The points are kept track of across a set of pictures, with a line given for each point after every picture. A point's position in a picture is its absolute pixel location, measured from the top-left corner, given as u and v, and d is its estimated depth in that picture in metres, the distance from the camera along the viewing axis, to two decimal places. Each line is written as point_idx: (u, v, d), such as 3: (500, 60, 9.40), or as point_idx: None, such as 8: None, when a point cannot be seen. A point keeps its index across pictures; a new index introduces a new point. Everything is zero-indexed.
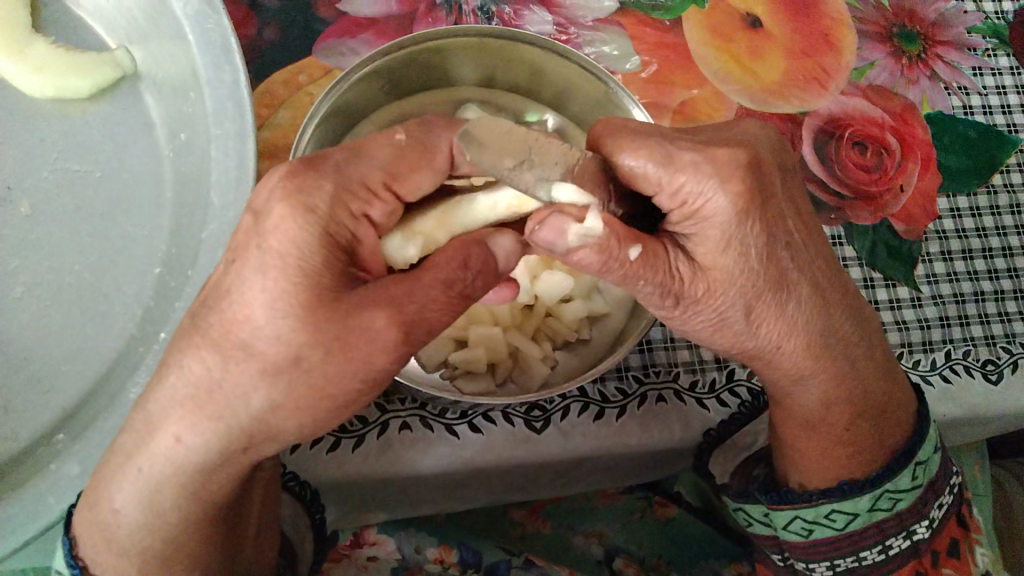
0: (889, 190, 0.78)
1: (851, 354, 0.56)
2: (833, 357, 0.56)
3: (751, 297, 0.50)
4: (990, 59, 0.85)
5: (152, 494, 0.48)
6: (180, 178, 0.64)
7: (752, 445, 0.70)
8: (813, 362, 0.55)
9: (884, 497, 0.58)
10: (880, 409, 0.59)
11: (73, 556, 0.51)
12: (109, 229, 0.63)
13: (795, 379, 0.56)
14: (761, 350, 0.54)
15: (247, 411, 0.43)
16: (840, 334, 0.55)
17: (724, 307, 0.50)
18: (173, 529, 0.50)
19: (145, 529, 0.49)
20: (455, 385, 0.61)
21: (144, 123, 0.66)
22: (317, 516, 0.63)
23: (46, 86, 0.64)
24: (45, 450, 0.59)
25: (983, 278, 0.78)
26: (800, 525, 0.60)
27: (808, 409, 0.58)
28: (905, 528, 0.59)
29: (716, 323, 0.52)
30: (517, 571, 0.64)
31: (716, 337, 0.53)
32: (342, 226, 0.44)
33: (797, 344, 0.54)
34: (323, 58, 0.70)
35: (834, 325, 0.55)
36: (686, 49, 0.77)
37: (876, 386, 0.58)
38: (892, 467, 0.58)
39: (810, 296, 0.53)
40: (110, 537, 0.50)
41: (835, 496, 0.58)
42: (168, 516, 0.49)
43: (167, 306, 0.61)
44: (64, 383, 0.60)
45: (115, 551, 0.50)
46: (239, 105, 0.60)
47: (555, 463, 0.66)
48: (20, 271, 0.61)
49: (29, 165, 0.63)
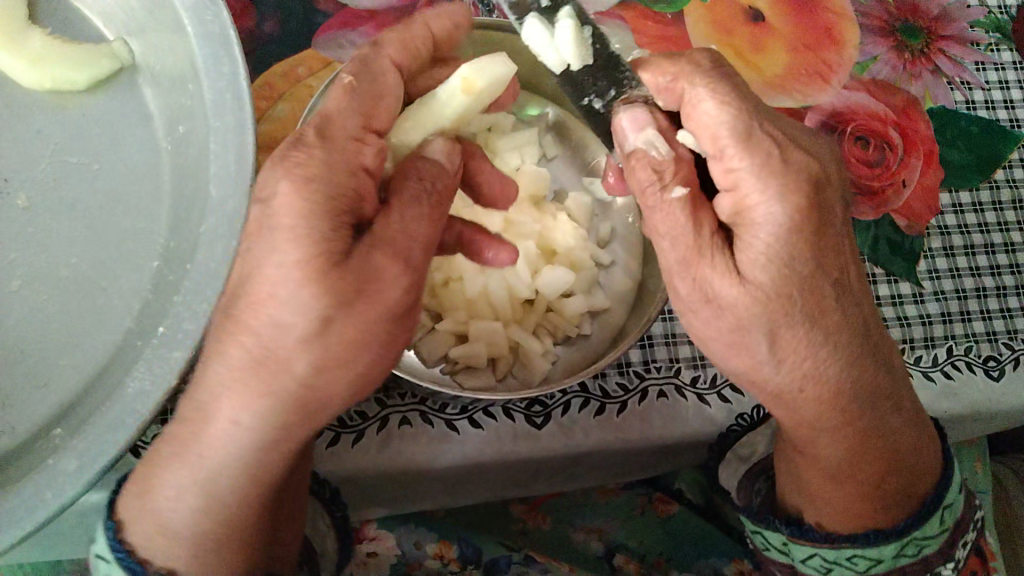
0: (891, 185, 0.77)
1: (880, 408, 0.56)
2: (863, 410, 0.55)
3: (777, 325, 0.49)
4: (993, 53, 0.84)
5: (211, 477, 0.47)
6: (178, 171, 0.64)
7: (750, 457, 0.67)
8: (842, 414, 0.55)
9: (911, 543, 0.57)
10: (911, 459, 0.58)
11: (118, 541, 0.48)
12: (108, 222, 0.63)
13: (824, 430, 0.56)
14: (784, 390, 0.53)
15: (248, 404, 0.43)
16: (870, 388, 0.55)
17: (746, 323, 0.49)
18: (228, 510, 0.48)
19: (199, 514, 0.48)
20: (456, 380, 0.61)
21: (142, 116, 0.65)
22: (338, 513, 0.61)
23: (43, 78, 0.63)
24: (42, 443, 0.58)
25: (985, 273, 0.77)
26: (819, 562, 0.60)
27: (835, 461, 0.58)
28: (932, 570, 0.59)
29: (733, 337, 0.51)
30: (517, 568, 0.65)
31: (732, 357, 0.52)
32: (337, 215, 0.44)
33: (826, 394, 0.53)
34: (323, 51, 0.69)
35: (865, 377, 0.54)
36: (689, 43, 0.77)
37: (907, 438, 0.58)
38: (922, 515, 0.57)
39: (845, 348, 0.52)
40: (164, 522, 0.48)
41: (859, 541, 0.58)
42: (225, 498, 0.48)
43: (166, 299, 0.60)
44: (62, 376, 0.59)
45: (166, 535, 0.48)
46: (238, 97, 0.59)
47: (557, 461, 0.66)
48: (17, 263, 0.61)
49: (27, 156, 0.63)
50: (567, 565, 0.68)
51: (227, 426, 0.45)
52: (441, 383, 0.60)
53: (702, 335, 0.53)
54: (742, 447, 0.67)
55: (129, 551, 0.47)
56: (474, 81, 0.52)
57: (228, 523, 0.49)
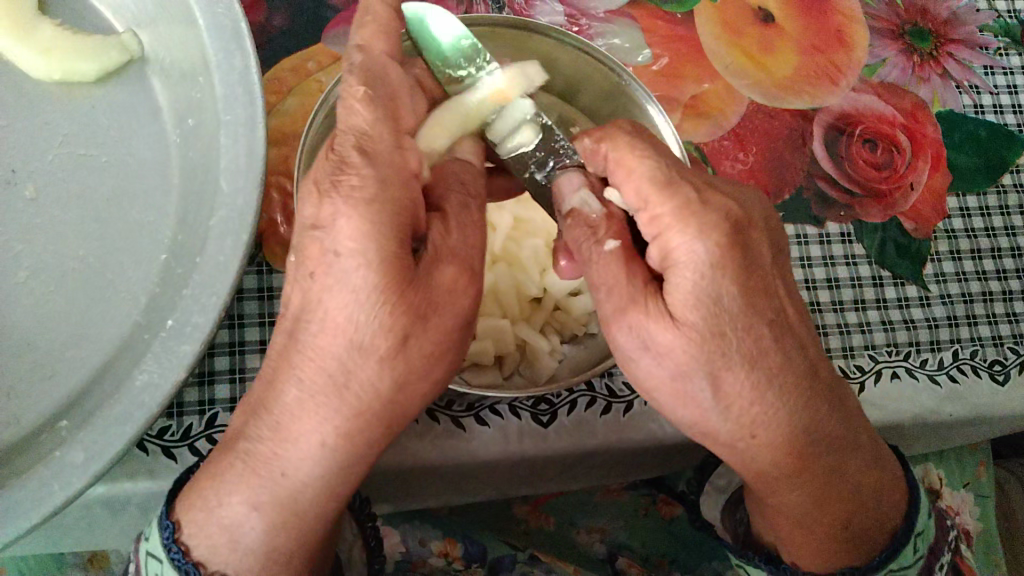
0: (898, 188, 0.77)
1: (833, 446, 0.52)
2: (819, 452, 0.52)
3: (716, 365, 0.47)
4: (1001, 58, 0.84)
5: (293, 494, 0.47)
6: (186, 164, 0.64)
7: (728, 487, 0.67)
8: (795, 459, 0.51)
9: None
10: (874, 492, 0.55)
11: (173, 539, 0.48)
12: (116, 214, 0.62)
13: (782, 477, 0.52)
14: (734, 439, 0.50)
15: None
16: (821, 428, 0.51)
17: (686, 367, 0.47)
18: (309, 526, 0.48)
19: (276, 526, 0.48)
20: (464, 376, 0.61)
21: (150, 108, 0.65)
22: (369, 525, 0.59)
23: (53, 69, 0.63)
24: (49, 436, 0.57)
25: (991, 278, 0.77)
26: None
27: (798, 508, 0.54)
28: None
29: (675, 389, 0.49)
30: (522, 565, 0.66)
31: (680, 407, 0.50)
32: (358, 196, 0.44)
33: (777, 440, 0.50)
34: (332, 46, 0.69)
35: (817, 419, 0.51)
36: (699, 43, 0.77)
37: (867, 472, 0.55)
38: (894, 549, 0.55)
39: (789, 389, 0.49)
40: (230, 532, 0.48)
41: None
42: (308, 515, 0.48)
43: (172, 292, 0.59)
44: (68, 368, 0.59)
45: (237, 550, 0.48)
46: (248, 90, 0.59)
47: (561, 460, 0.66)
48: (23, 255, 0.61)
49: (35, 147, 0.63)
50: (572, 566, 0.68)
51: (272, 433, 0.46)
52: (449, 380, 0.60)
53: (648, 388, 0.51)
54: (717, 478, 0.68)
55: (184, 552, 0.48)
56: (505, 90, 0.54)
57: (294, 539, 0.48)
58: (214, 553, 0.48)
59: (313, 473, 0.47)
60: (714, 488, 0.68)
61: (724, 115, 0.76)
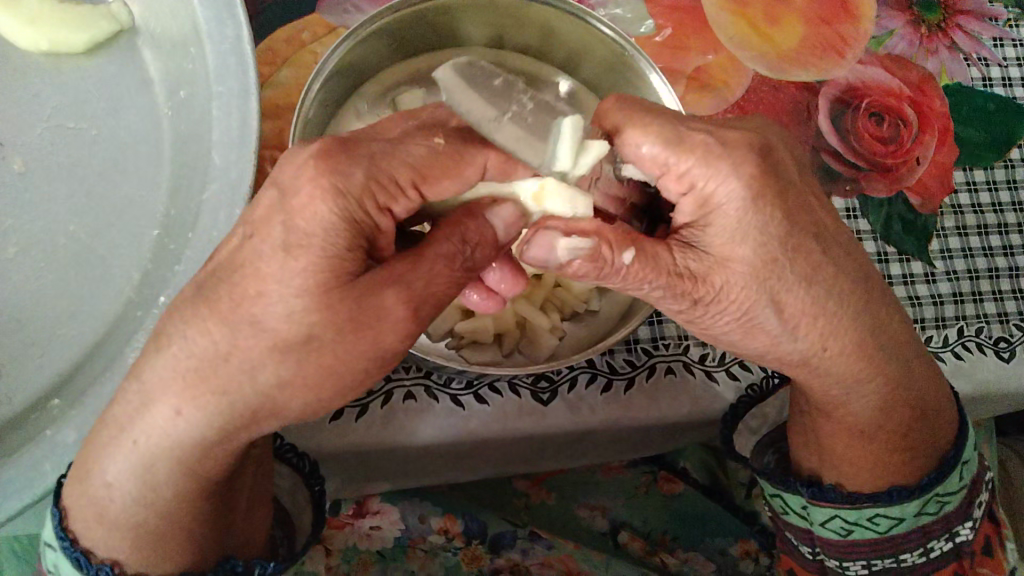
0: (905, 162, 0.76)
1: (900, 357, 0.55)
2: (886, 360, 0.55)
3: (776, 289, 0.48)
4: (1011, 29, 0.83)
5: (149, 469, 0.47)
6: (178, 138, 0.62)
7: (758, 429, 0.67)
8: (864, 366, 0.54)
9: (933, 500, 0.58)
10: (932, 411, 0.58)
11: (63, 529, 0.49)
12: (107, 189, 0.61)
13: (847, 387, 0.55)
14: (805, 355, 0.52)
15: (253, 388, 0.42)
16: (888, 336, 0.54)
17: (746, 303, 0.48)
18: (167, 505, 0.49)
19: (139, 505, 0.48)
20: (462, 354, 0.60)
21: (141, 80, 0.63)
22: (317, 488, 0.58)
23: (40, 39, 0.61)
24: (42, 415, 0.57)
25: (998, 253, 0.76)
26: (839, 525, 0.59)
27: (859, 416, 0.57)
28: (949, 530, 0.59)
29: (744, 324, 0.50)
30: (522, 543, 0.65)
31: (749, 340, 0.52)
32: (368, 216, 0.43)
33: (846, 347, 0.52)
34: (328, 15, 0.67)
35: (884, 326, 0.54)
36: (703, 13, 0.75)
37: (928, 390, 0.57)
38: (944, 471, 0.58)
39: (859, 295, 0.52)
40: (103, 513, 0.48)
41: (883, 500, 0.57)
42: (163, 491, 0.48)
43: (166, 269, 0.59)
44: (59, 346, 0.59)
45: (106, 527, 0.49)
46: (241, 62, 0.58)
47: (564, 436, 0.65)
48: (13, 231, 0.60)
49: (23, 121, 0.61)
50: (573, 542, 0.68)
51: (168, 408, 0.44)
52: (449, 359, 0.59)
53: (714, 333, 0.52)
54: (750, 419, 0.66)
55: (73, 540, 0.49)
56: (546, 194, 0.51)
57: (167, 518, 0.49)
58: (101, 526, 0.49)
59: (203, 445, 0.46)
60: (749, 428, 0.66)
61: (728, 88, 0.74)
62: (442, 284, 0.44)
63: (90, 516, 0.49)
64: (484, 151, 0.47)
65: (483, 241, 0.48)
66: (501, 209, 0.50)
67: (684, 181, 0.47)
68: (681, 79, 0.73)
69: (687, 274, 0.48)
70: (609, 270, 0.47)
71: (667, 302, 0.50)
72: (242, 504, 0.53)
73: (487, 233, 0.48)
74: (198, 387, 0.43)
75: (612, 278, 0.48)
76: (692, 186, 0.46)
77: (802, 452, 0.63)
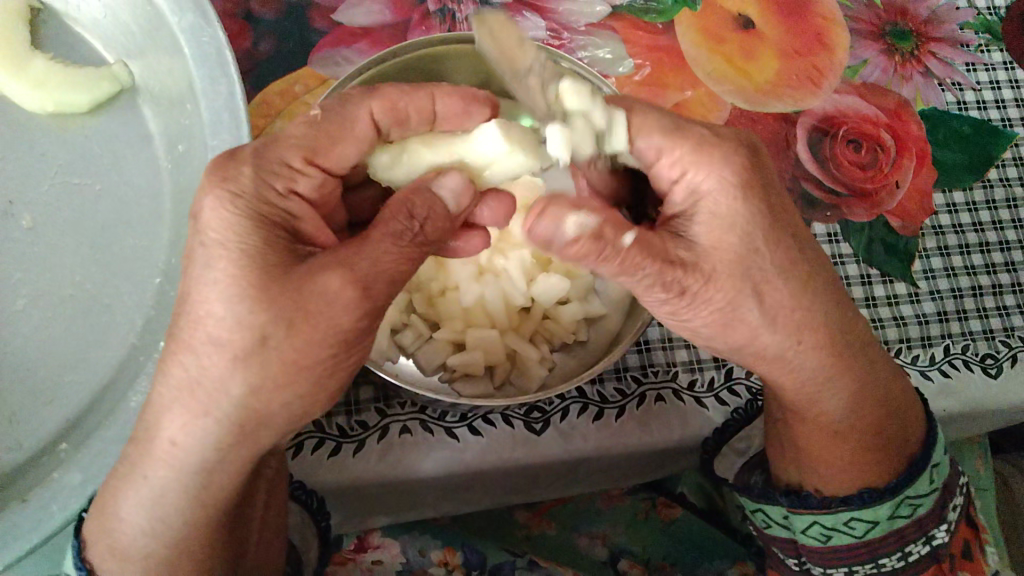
0: (884, 187, 0.78)
1: (866, 357, 0.58)
2: (853, 359, 0.57)
3: (757, 281, 0.51)
4: (983, 54, 0.85)
5: (157, 498, 0.49)
6: (178, 189, 0.65)
7: (746, 450, 0.69)
8: (832, 363, 0.57)
9: (904, 503, 0.59)
10: (901, 413, 0.60)
11: (81, 559, 0.51)
12: (111, 241, 0.64)
13: (818, 385, 0.57)
14: (782, 350, 0.54)
15: (230, 401, 0.44)
16: (854, 336, 0.57)
17: (732, 295, 0.51)
18: (180, 531, 0.50)
19: (150, 534, 0.50)
20: (455, 388, 0.61)
21: (142, 136, 0.67)
22: (323, 523, 0.63)
23: (45, 102, 0.65)
24: (48, 459, 0.59)
25: (981, 272, 0.78)
26: (818, 531, 0.61)
27: (832, 414, 0.59)
28: (926, 534, 0.61)
29: (722, 318, 0.53)
30: (522, 571, 0.67)
31: (729, 335, 0.54)
32: (279, 208, 0.47)
33: (811, 346, 0.55)
34: (319, 68, 0.71)
35: (849, 326, 0.57)
36: (679, 51, 0.78)
37: (895, 389, 0.60)
38: (913, 473, 0.59)
39: (824, 297, 0.55)
40: (115, 544, 0.50)
41: (855, 504, 0.59)
42: (172, 521, 0.49)
43: (166, 316, 0.62)
44: (67, 392, 0.61)
45: (120, 558, 0.50)
46: (234, 114, 0.61)
47: (558, 464, 0.66)
48: (22, 284, 0.62)
49: (30, 178, 0.64)
50: (569, 570, 0.69)
51: (172, 446, 0.46)
52: (440, 392, 0.61)
53: (692, 326, 0.54)
54: (737, 441, 0.69)
55: (90, 570, 0.50)
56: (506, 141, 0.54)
57: (178, 550, 0.51)
58: (112, 556, 0.50)
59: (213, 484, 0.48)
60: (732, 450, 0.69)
61: (707, 122, 0.77)
62: (390, 261, 0.46)
63: (100, 558, 0.50)
64: (367, 102, 0.51)
65: (433, 215, 0.49)
66: (447, 179, 0.52)
67: (675, 170, 0.52)
68: None
69: (678, 262, 0.50)
70: (612, 250, 0.48)
71: (653, 291, 0.51)
72: (254, 534, 0.57)
73: (437, 207, 0.50)
74: (207, 430, 0.45)
75: (612, 263, 0.49)
76: (682, 175, 0.52)
77: (782, 461, 0.64)
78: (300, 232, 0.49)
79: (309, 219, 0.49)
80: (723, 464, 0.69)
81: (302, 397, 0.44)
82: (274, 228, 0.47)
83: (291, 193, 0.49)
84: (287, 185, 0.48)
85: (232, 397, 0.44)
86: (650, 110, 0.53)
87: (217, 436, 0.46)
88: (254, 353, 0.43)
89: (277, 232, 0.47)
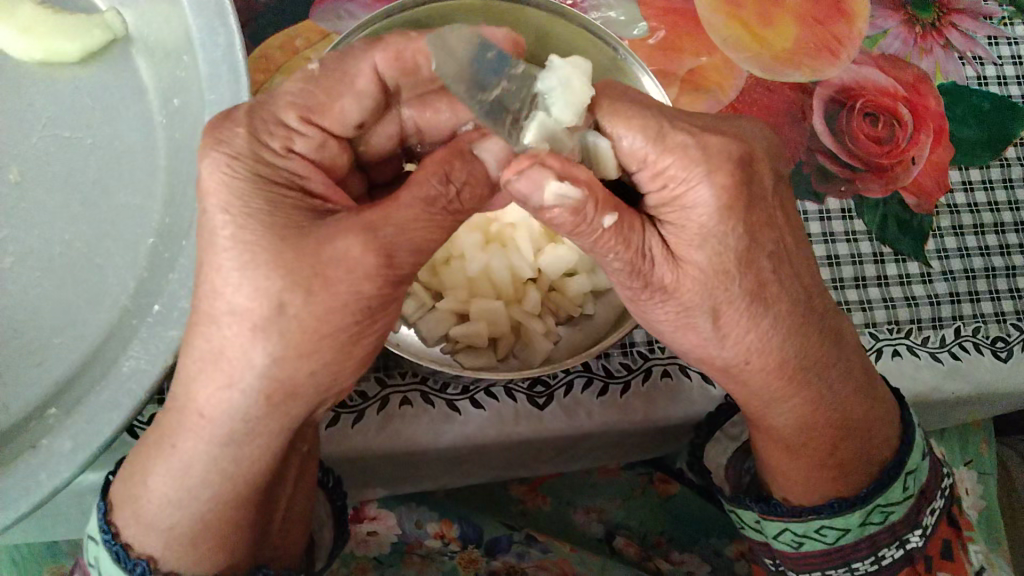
0: (900, 162, 0.76)
1: (827, 374, 0.55)
2: (809, 379, 0.55)
3: (720, 299, 0.49)
4: (1005, 27, 0.82)
5: (183, 472, 0.47)
6: (172, 146, 0.63)
7: (739, 435, 0.67)
8: (787, 383, 0.54)
9: (875, 511, 0.58)
10: (865, 425, 0.58)
11: (106, 522, 0.50)
12: (102, 199, 0.61)
13: (771, 402, 0.56)
14: (729, 364, 0.53)
15: (241, 379, 0.43)
16: (815, 355, 0.54)
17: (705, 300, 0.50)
18: (203, 507, 0.48)
19: (171, 505, 0.48)
20: (456, 359, 0.59)
21: (136, 88, 0.64)
22: (339, 502, 0.60)
23: (35, 50, 0.62)
24: (35, 424, 0.57)
25: (993, 253, 0.76)
26: (789, 537, 0.60)
27: (788, 432, 0.57)
28: (898, 538, 0.60)
29: (679, 320, 0.51)
30: (517, 546, 0.67)
31: (680, 336, 0.53)
32: (273, 169, 0.45)
33: (783, 352, 0.53)
34: (320, 22, 0.67)
35: (811, 344, 0.54)
36: (696, 14, 0.75)
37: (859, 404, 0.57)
38: (881, 483, 0.58)
39: (804, 306, 0.53)
40: (139, 511, 0.49)
41: (824, 513, 0.58)
42: (198, 492, 0.48)
43: (160, 277, 0.59)
44: (58, 354, 0.59)
45: (143, 525, 0.49)
46: (233, 68, 0.58)
47: (555, 442, 0.65)
48: (9, 241, 0.60)
49: (18, 131, 0.62)
50: (568, 544, 0.69)
51: (198, 417, 0.45)
52: (443, 362, 0.58)
53: (651, 319, 0.53)
54: (731, 426, 0.67)
55: (113, 534, 0.49)
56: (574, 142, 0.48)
57: (204, 523, 0.49)
58: (135, 522, 0.49)
59: (203, 454, 0.46)
60: (726, 436, 0.67)
61: (722, 90, 0.74)
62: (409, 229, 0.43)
63: (123, 521, 0.49)
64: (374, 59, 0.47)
65: (466, 179, 0.47)
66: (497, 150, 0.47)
67: (656, 179, 0.48)
68: (675, 81, 0.73)
69: (654, 257, 0.49)
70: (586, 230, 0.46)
71: (620, 279, 0.50)
72: (279, 515, 0.55)
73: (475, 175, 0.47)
74: (204, 396, 0.44)
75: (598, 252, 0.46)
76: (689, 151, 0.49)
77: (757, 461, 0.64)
78: (307, 191, 0.46)
79: (316, 177, 0.47)
80: (715, 451, 0.67)
81: (309, 355, 0.42)
82: (278, 189, 0.44)
83: (290, 153, 0.46)
84: (283, 144, 0.46)
85: (227, 362, 0.42)
86: (632, 116, 0.48)
87: (216, 404, 0.44)
88: (254, 315, 0.41)
89: (274, 188, 0.44)
